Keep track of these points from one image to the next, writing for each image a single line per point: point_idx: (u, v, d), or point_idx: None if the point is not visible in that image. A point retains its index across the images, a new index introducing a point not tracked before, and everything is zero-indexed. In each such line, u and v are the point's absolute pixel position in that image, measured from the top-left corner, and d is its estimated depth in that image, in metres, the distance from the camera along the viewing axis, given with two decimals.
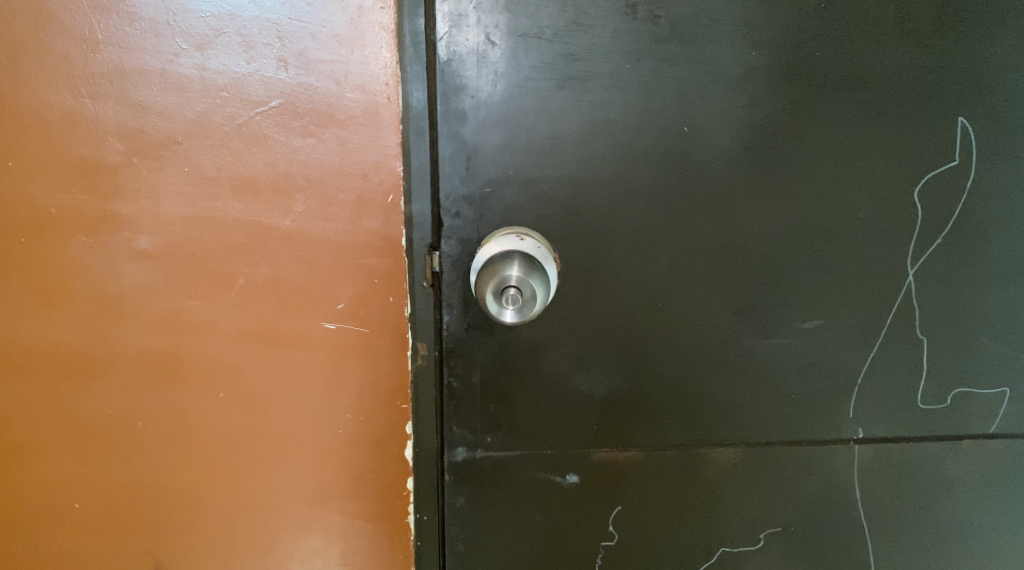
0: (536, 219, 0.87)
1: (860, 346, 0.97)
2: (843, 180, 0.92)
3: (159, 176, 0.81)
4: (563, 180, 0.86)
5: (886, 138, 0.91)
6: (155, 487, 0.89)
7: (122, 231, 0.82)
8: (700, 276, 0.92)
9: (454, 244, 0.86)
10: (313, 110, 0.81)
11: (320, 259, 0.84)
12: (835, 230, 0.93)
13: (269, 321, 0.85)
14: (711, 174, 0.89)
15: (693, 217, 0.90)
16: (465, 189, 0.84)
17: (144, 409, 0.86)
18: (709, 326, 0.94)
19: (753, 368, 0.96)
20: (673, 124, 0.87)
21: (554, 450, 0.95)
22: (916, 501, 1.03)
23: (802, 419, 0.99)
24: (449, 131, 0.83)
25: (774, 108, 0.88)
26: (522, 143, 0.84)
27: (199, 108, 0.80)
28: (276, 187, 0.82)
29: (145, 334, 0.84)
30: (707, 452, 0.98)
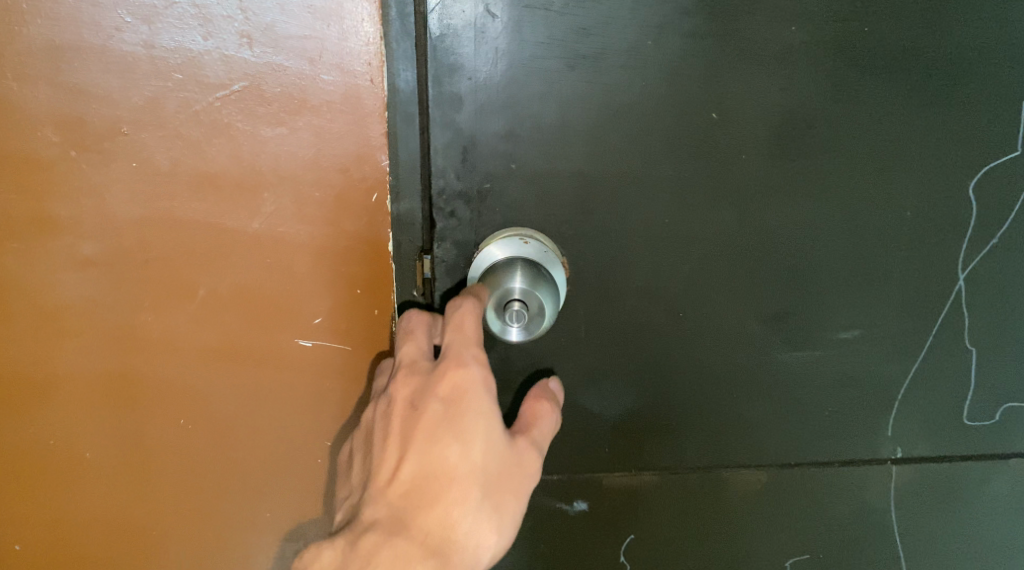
0: (542, 219, 0.76)
1: (904, 358, 0.87)
2: (893, 172, 0.80)
3: (103, 172, 0.69)
4: (573, 174, 0.75)
5: (943, 126, 0.78)
6: (109, 523, 0.79)
7: (63, 236, 0.70)
8: (726, 283, 0.81)
9: (449, 248, 0.74)
10: (283, 94, 0.69)
11: (293, 266, 0.73)
12: (882, 229, 0.81)
13: (237, 338, 0.75)
14: (743, 168, 0.77)
15: (721, 215, 0.79)
16: (461, 184, 0.73)
17: (94, 438, 0.76)
18: (736, 338, 0.84)
19: (782, 384, 0.86)
20: (699, 110, 0.75)
21: (560, 475, 0.87)
22: (955, 520, 0.94)
23: (836, 438, 0.89)
24: (442, 118, 0.71)
25: (816, 91, 0.76)
26: (527, 133, 0.73)
27: (148, 92, 0.68)
28: (242, 184, 0.71)
29: (92, 354, 0.74)
30: (728, 475, 0.89)
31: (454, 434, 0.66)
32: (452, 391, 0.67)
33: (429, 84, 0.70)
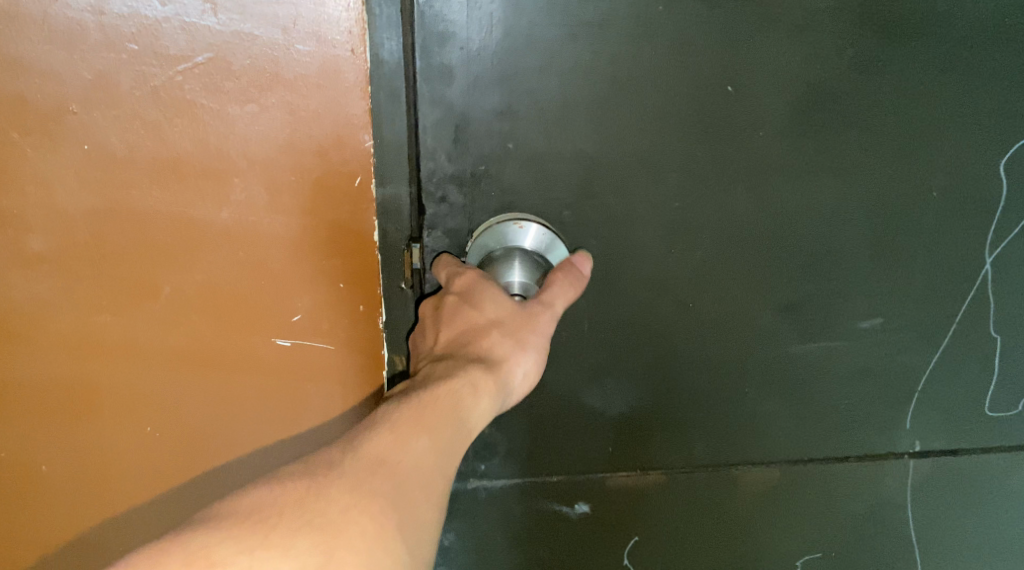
0: (542, 204, 0.69)
1: (926, 348, 0.81)
2: (921, 150, 0.73)
3: (49, 157, 0.61)
4: (575, 155, 0.68)
5: (975, 99, 0.72)
6: (75, 534, 0.74)
7: (5, 229, 0.62)
8: (740, 271, 0.75)
9: (440, 236, 0.68)
10: (252, 68, 0.60)
11: (267, 260, 0.65)
12: (906, 211, 0.75)
13: (207, 340, 0.67)
14: (760, 146, 0.71)
15: (735, 198, 0.72)
16: (453, 167, 0.66)
17: (50, 450, 0.69)
18: (750, 329, 0.78)
19: (797, 377, 0.81)
20: (715, 83, 0.68)
21: (561, 477, 0.81)
22: (970, 514, 0.90)
23: (851, 432, 0.84)
24: (431, 94, 0.64)
25: (842, 61, 0.69)
26: (526, 109, 0.66)
27: (98, 66, 0.59)
28: (208, 170, 0.62)
29: (44, 360, 0.66)
30: (739, 473, 0.84)
31: (469, 292, 0.64)
32: (465, 283, 0.65)
33: (416, 55, 0.62)
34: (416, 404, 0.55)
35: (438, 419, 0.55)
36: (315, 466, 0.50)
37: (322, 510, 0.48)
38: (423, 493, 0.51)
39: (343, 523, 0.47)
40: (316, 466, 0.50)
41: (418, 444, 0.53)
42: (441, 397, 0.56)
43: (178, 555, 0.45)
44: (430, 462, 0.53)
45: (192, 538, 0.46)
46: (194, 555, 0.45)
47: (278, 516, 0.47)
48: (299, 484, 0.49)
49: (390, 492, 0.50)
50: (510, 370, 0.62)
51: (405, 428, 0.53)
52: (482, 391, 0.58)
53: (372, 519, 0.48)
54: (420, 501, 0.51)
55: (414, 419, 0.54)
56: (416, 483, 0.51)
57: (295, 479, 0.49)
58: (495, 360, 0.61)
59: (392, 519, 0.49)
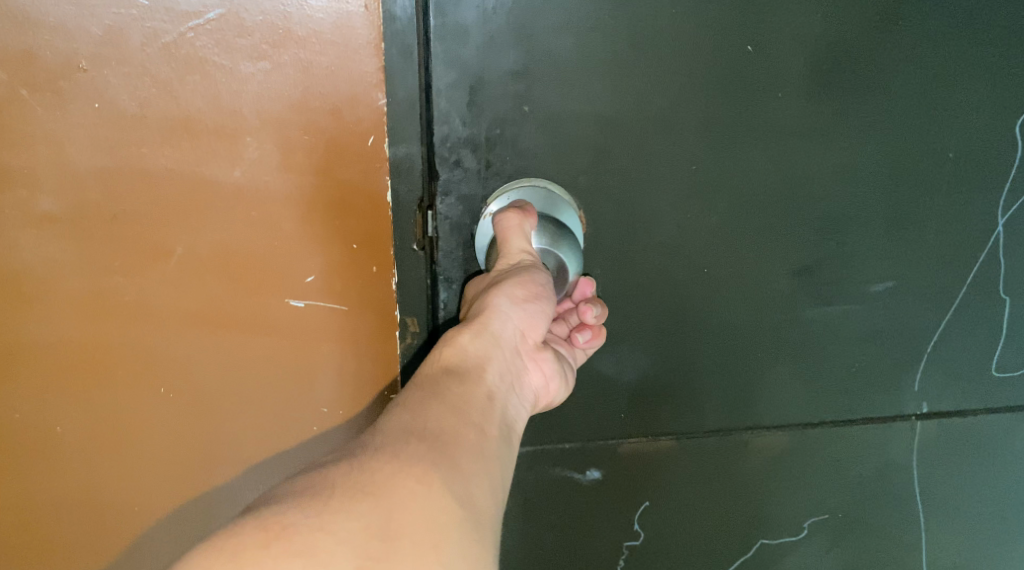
0: (557, 167, 0.68)
1: (936, 311, 0.81)
2: (938, 109, 0.73)
3: (59, 115, 0.60)
4: (592, 118, 0.67)
5: (996, 55, 0.71)
6: (89, 502, 0.72)
7: (16, 189, 0.61)
8: (756, 234, 0.75)
9: (453, 204, 0.68)
10: (265, 24, 0.59)
11: (280, 221, 0.65)
12: (922, 172, 0.75)
13: (219, 301, 0.67)
14: (779, 106, 0.70)
15: (752, 160, 0.72)
16: (467, 131, 0.65)
17: (63, 413, 0.69)
18: (764, 293, 0.77)
19: (808, 340, 0.81)
20: (735, 42, 0.67)
21: (573, 444, 0.82)
22: (975, 474, 0.91)
23: (861, 395, 0.84)
24: (444, 53, 0.63)
25: (862, 18, 0.68)
26: (542, 70, 0.65)
27: (109, 22, 0.58)
28: (219, 128, 0.61)
29: (56, 321, 0.65)
30: (750, 437, 0.85)
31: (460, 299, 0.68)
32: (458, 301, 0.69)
33: (431, 12, 0.61)
34: (416, 384, 0.56)
35: (439, 384, 0.55)
36: (352, 448, 0.50)
37: (367, 480, 0.46)
38: (457, 448, 0.51)
39: (391, 488, 0.46)
40: (350, 449, 0.50)
41: (429, 408, 0.53)
42: (433, 369, 0.57)
43: (252, 523, 0.43)
44: (449, 418, 0.53)
45: (265, 510, 0.44)
46: (269, 522, 0.43)
47: (333, 488, 0.46)
48: (344, 461, 0.48)
49: (423, 454, 0.49)
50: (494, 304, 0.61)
51: (409, 402, 0.53)
52: (468, 339, 0.59)
53: (416, 481, 0.47)
54: (459, 455, 0.50)
55: (417, 393, 0.54)
56: (445, 438, 0.51)
57: (337, 461, 0.48)
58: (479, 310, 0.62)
59: (435, 477, 0.48)
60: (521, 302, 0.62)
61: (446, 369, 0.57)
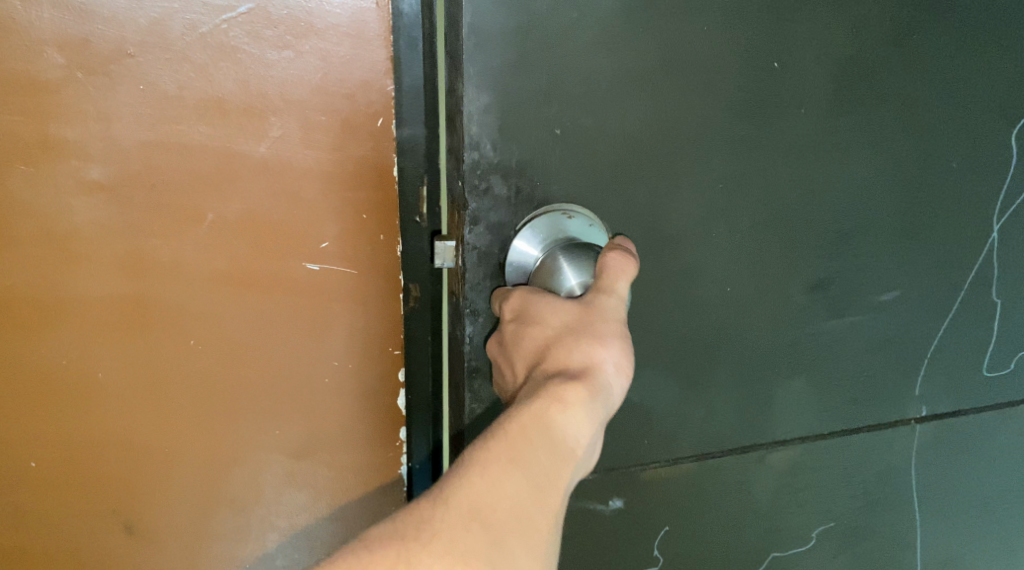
0: (585, 186, 0.69)
1: (938, 316, 0.84)
2: (942, 124, 0.76)
3: (108, 95, 0.68)
4: (624, 137, 0.68)
5: (996, 66, 0.75)
6: (124, 444, 0.80)
7: (69, 159, 0.70)
8: (772, 247, 0.75)
9: (482, 232, 0.69)
10: (289, 17, 0.68)
11: (300, 191, 0.73)
12: (931, 184, 0.78)
13: (244, 262, 0.75)
14: (799, 119, 0.72)
15: (773, 175, 0.73)
16: (497, 157, 0.67)
17: (103, 359, 0.77)
18: (782, 308, 0.78)
19: (824, 352, 0.81)
20: (762, 58, 0.69)
21: (592, 474, 0.79)
22: (964, 473, 0.94)
23: (869, 402, 0.85)
24: (477, 75, 0.64)
25: (878, 30, 0.71)
26: (569, 88, 0.66)
27: (154, 13, 0.67)
28: (248, 109, 0.70)
29: (100, 277, 0.74)
30: (765, 453, 0.84)
31: (522, 317, 0.63)
32: (517, 308, 0.64)
33: (468, 36, 0.63)
34: (504, 433, 0.54)
35: (530, 447, 0.53)
36: (408, 525, 0.50)
37: None
38: (520, 536, 0.51)
39: None
40: (408, 523, 0.50)
41: (513, 482, 0.52)
42: (525, 425, 0.54)
43: None
44: (529, 495, 0.52)
45: None
46: None
47: None
48: (396, 547, 0.49)
49: (483, 547, 0.50)
50: (595, 369, 0.58)
51: (491, 467, 0.52)
52: (574, 399, 0.55)
53: None
54: (520, 548, 0.51)
55: (505, 454, 0.53)
56: (512, 525, 0.51)
57: (387, 540, 0.50)
58: (574, 366, 0.58)
59: None
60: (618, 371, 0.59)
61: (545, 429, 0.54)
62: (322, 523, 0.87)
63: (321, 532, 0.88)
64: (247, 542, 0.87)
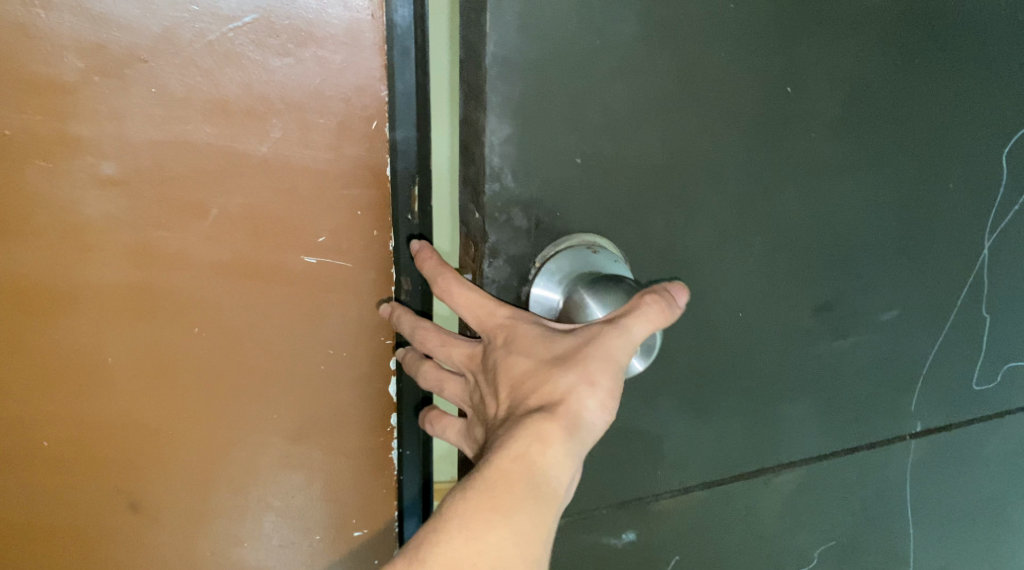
0: (602, 215, 0.72)
1: (932, 332, 0.91)
2: (934, 151, 0.81)
3: (122, 96, 0.73)
4: (646, 165, 0.71)
5: (989, 98, 0.81)
6: (130, 425, 0.85)
7: (84, 156, 0.75)
8: (784, 272, 0.80)
9: (501, 265, 0.71)
10: (290, 27, 0.73)
11: (299, 188, 0.79)
12: (926, 212, 0.84)
13: (245, 254, 0.80)
14: (812, 149, 0.76)
15: (786, 202, 0.77)
16: (517, 189, 0.68)
17: (113, 344, 0.82)
18: (790, 328, 0.83)
19: (825, 369, 0.87)
20: (777, 86, 0.72)
21: (609, 507, 0.84)
22: (949, 478, 1.02)
23: (869, 421, 0.93)
24: (500, 106, 0.65)
25: (885, 64, 0.75)
26: (592, 118, 0.68)
27: (166, 22, 0.72)
28: (251, 111, 0.75)
29: (111, 267, 0.79)
30: (771, 477, 0.90)
31: (511, 344, 0.64)
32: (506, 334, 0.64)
33: (493, 66, 0.64)
34: (485, 484, 0.58)
35: (508, 499, 0.58)
36: None
37: None
38: None
39: None
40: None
41: (492, 535, 0.58)
42: (503, 473, 0.58)
43: None
44: (507, 546, 0.58)
45: None
46: None
47: None
48: None
49: None
50: (581, 408, 0.60)
51: (471, 520, 0.57)
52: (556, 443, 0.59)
53: None
54: None
55: (483, 508, 0.58)
56: None
57: None
58: (562, 405, 0.60)
59: None
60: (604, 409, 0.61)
61: (523, 478, 0.58)
62: (316, 503, 0.93)
63: (315, 510, 0.94)
64: (245, 519, 0.92)
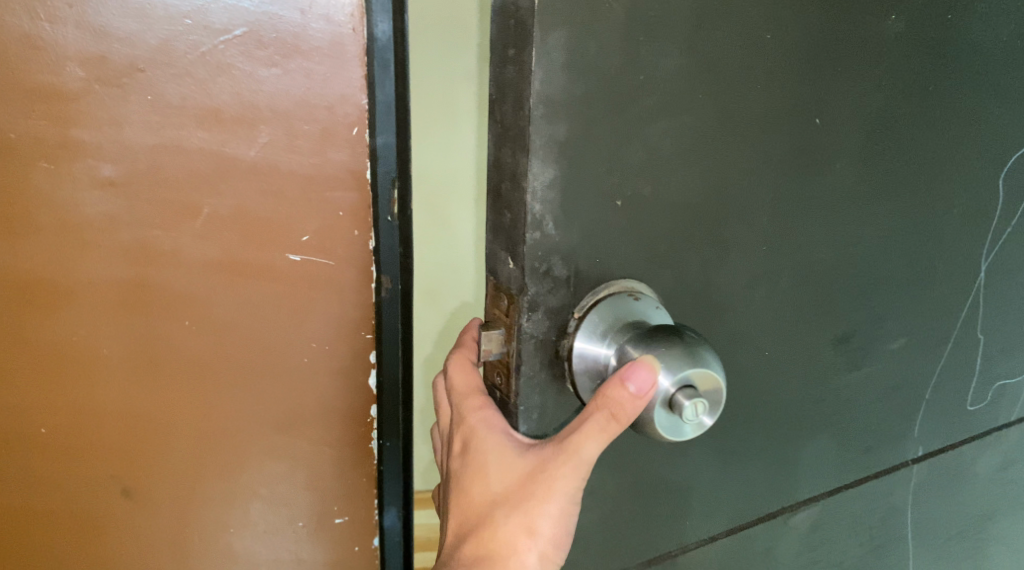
0: (636, 255, 0.73)
1: (932, 355, 0.94)
2: (939, 180, 0.86)
3: (121, 103, 0.79)
4: (683, 205, 0.73)
5: (989, 124, 0.86)
6: (122, 414, 0.90)
7: (85, 159, 0.80)
8: (807, 305, 0.83)
9: (540, 318, 0.71)
10: (277, 40, 0.79)
11: (285, 190, 0.84)
12: (930, 234, 0.88)
13: (235, 252, 0.86)
14: (835, 171, 0.79)
15: (810, 234, 0.80)
16: (558, 237, 0.69)
17: (108, 336, 0.87)
18: (813, 359, 0.86)
19: (841, 398, 0.89)
20: (807, 114, 0.76)
21: (640, 562, 0.84)
22: (947, 499, 1.05)
23: (879, 450, 0.95)
24: (544, 150, 0.66)
25: (900, 92, 0.80)
26: (633, 161, 0.70)
27: (163, 35, 0.78)
28: (241, 118, 0.81)
29: (106, 264, 0.84)
30: (792, 515, 0.92)
31: (469, 461, 0.73)
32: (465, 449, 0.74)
33: (537, 107, 0.64)
34: None
35: None
36: None
37: None
38: None
39: None
40: None
41: None
42: None
43: None
44: None
45: None
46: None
47: None
48: None
49: None
50: (521, 542, 0.71)
51: None
52: None
53: None
54: None
55: None
56: None
57: None
58: (503, 538, 0.71)
59: None
60: (543, 543, 0.72)
61: None
62: (301, 491, 0.98)
63: (300, 498, 0.99)
64: (233, 507, 0.97)
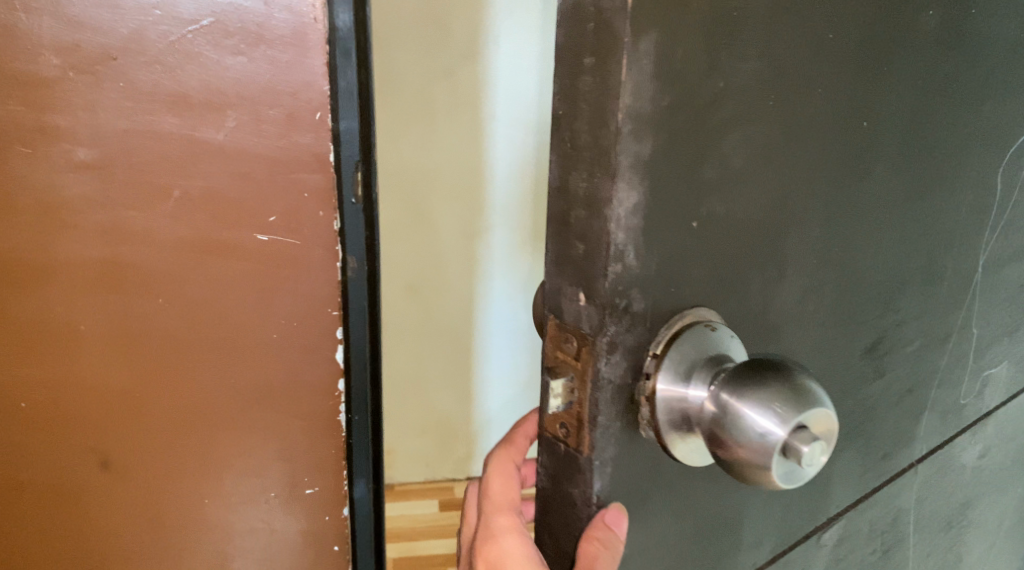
0: (713, 282, 0.59)
1: (944, 355, 0.84)
2: (964, 180, 0.77)
3: (95, 90, 0.83)
4: (747, 221, 0.59)
5: (1006, 117, 0.79)
6: (102, 389, 0.94)
7: (61, 143, 0.84)
8: (846, 315, 0.70)
9: (618, 362, 0.55)
10: (243, 29, 0.84)
11: (252, 172, 0.89)
12: (956, 241, 0.78)
13: (206, 231, 0.90)
14: (882, 182, 0.68)
15: (853, 243, 0.68)
16: (639, 270, 0.54)
17: (86, 313, 0.91)
18: (846, 376, 0.72)
19: (875, 418, 0.77)
20: (855, 118, 0.64)
21: None
22: (950, 504, 0.99)
23: (899, 462, 0.84)
24: (630, 169, 0.52)
25: (935, 87, 0.70)
26: (711, 176, 0.56)
27: (133, 25, 0.82)
28: (209, 104, 0.85)
29: (83, 243, 0.88)
30: (820, 536, 0.76)
31: None
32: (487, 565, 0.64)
33: (625, 122, 0.50)
34: None
35: None
36: None
37: None
38: None
39: None
40: None
41: None
42: None
43: None
44: None
45: None
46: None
47: None
48: None
49: None
50: None
51: None
52: None
53: None
54: None
55: None
56: None
57: None
58: None
59: None
60: None
61: None
62: (273, 462, 1.03)
63: (273, 469, 1.04)
64: (208, 478, 1.02)
